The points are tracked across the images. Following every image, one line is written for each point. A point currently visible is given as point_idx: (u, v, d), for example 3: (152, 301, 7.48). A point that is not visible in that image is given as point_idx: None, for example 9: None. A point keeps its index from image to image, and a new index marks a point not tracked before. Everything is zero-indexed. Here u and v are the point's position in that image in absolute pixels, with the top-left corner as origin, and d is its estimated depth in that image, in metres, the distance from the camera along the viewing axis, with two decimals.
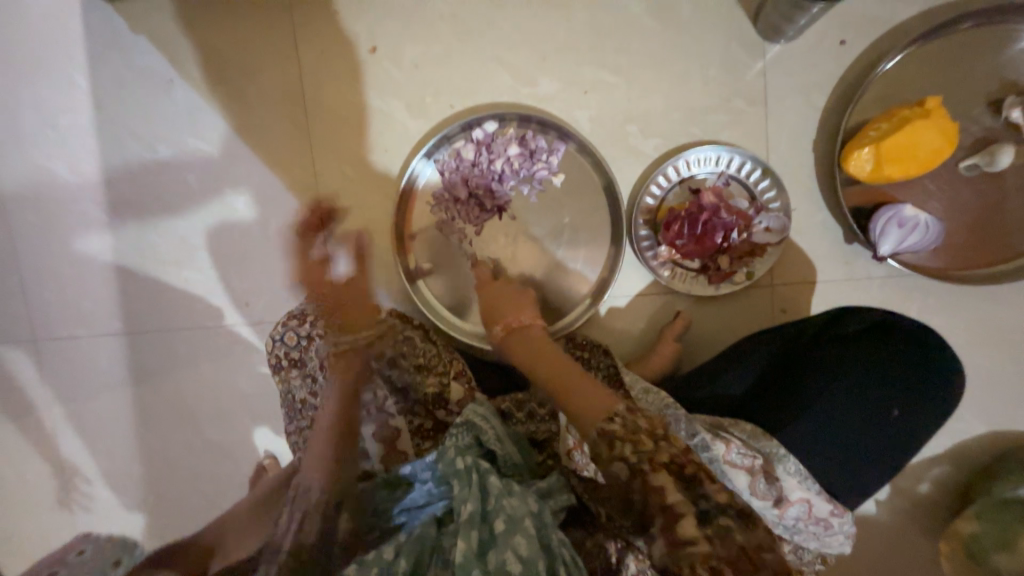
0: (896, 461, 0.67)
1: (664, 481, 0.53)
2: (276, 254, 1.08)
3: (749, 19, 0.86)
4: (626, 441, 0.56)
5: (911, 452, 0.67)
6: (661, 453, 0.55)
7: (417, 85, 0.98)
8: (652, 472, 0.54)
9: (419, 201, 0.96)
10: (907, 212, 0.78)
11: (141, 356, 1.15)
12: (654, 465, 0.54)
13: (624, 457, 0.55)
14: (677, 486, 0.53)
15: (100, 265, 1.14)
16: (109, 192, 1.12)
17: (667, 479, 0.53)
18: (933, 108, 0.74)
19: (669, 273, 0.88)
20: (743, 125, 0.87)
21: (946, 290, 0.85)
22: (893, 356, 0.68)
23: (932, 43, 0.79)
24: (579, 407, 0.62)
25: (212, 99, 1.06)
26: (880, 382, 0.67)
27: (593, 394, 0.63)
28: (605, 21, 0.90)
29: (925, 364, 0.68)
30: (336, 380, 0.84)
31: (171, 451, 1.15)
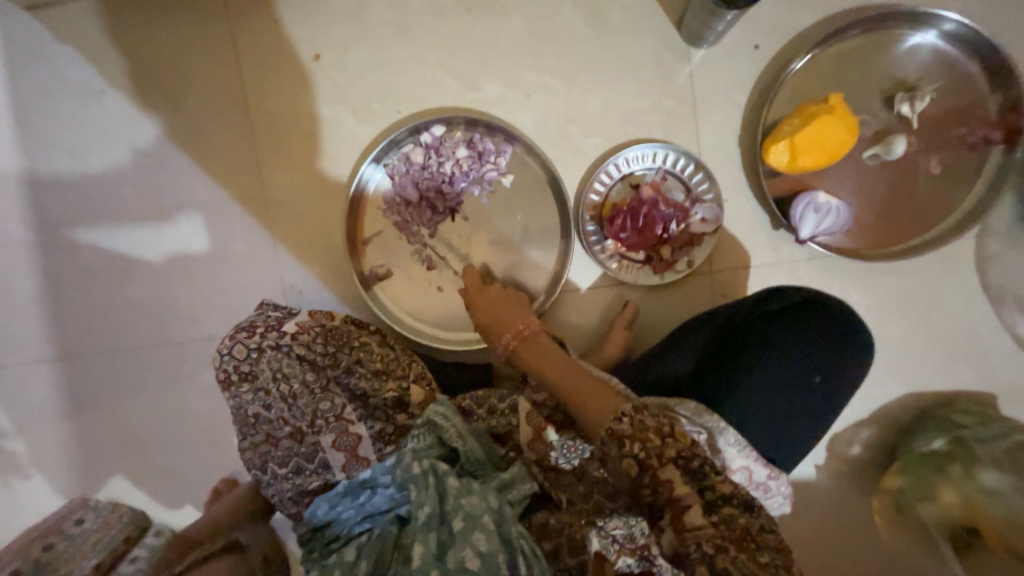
0: (819, 417, 0.77)
1: (673, 475, 0.59)
2: (223, 266, 1.05)
3: (674, 26, 0.93)
4: (635, 439, 0.60)
5: (832, 409, 0.77)
6: (669, 449, 0.60)
7: (363, 91, 0.99)
8: (661, 467, 0.59)
9: (371, 206, 0.96)
10: (821, 199, 0.86)
11: (78, 382, 1.08)
12: (662, 460, 0.59)
13: (634, 454, 0.60)
14: (683, 479, 0.59)
15: (26, 288, 1.07)
16: (35, 210, 1.05)
17: (676, 473, 0.59)
18: (836, 104, 0.83)
19: (617, 264, 0.93)
20: (675, 124, 0.94)
21: (861, 267, 0.93)
22: (819, 333, 0.76)
23: (832, 47, 0.88)
24: (588, 407, 0.68)
25: (148, 110, 1.02)
26: (805, 353, 0.76)
27: (600, 394, 0.69)
28: (543, 29, 0.95)
29: (839, 334, 0.76)
30: (290, 391, 0.81)
31: (116, 481, 1.09)
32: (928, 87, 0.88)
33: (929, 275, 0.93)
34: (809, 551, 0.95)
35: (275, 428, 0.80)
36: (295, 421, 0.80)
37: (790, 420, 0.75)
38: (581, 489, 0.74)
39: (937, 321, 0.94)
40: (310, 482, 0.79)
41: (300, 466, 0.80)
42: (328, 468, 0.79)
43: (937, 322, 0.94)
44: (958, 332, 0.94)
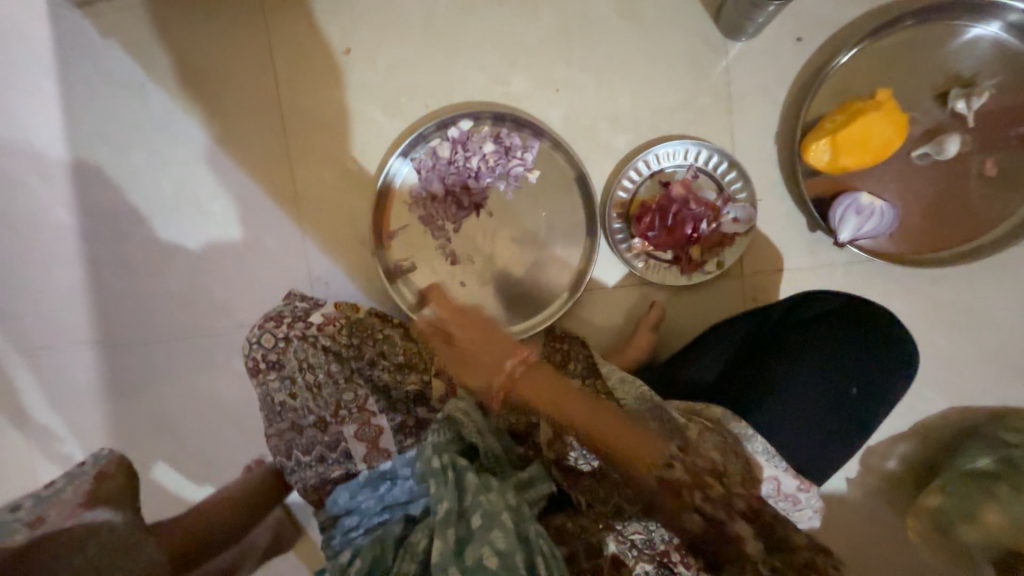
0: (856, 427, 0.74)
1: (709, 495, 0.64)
2: (253, 257, 1.08)
3: (711, 18, 0.89)
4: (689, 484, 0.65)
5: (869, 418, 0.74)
6: (735, 498, 0.64)
7: (392, 86, 0.99)
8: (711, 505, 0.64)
9: (397, 200, 0.97)
10: (864, 200, 0.81)
11: (116, 365, 1.13)
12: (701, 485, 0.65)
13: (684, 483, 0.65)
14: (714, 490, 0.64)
15: (71, 273, 1.12)
16: (80, 199, 1.10)
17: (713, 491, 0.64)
18: (883, 101, 0.78)
19: (643, 264, 0.91)
20: (709, 120, 0.91)
21: (904, 273, 0.89)
22: (856, 337, 0.74)
23: (880, 39, 0.83)
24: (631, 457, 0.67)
25: (186, 103, 1.06)
26: (846, 369, 0.73)
27: (636, 438, 0.68)
28: (575, 22, 0.93)
29: (883, 349, 0.73)
30: (314, 380, 0.83)
31: (149, 460, 1.13)
32: (987, 82, 0.82)
33: (980, 284, 0.88)
34: None
35: (301, 416, 0.83)
36: (320, 410, 0.82)
37: (826, 429, 0.72)
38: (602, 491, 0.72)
39: (987, 333, 0.88)
40: (332, 472, 0.80)
41: (323, 456, 0.81)
42: (350, 459, 0.80)
43: (987, 334, 0.88)
44: (1010, 344, 0.88)
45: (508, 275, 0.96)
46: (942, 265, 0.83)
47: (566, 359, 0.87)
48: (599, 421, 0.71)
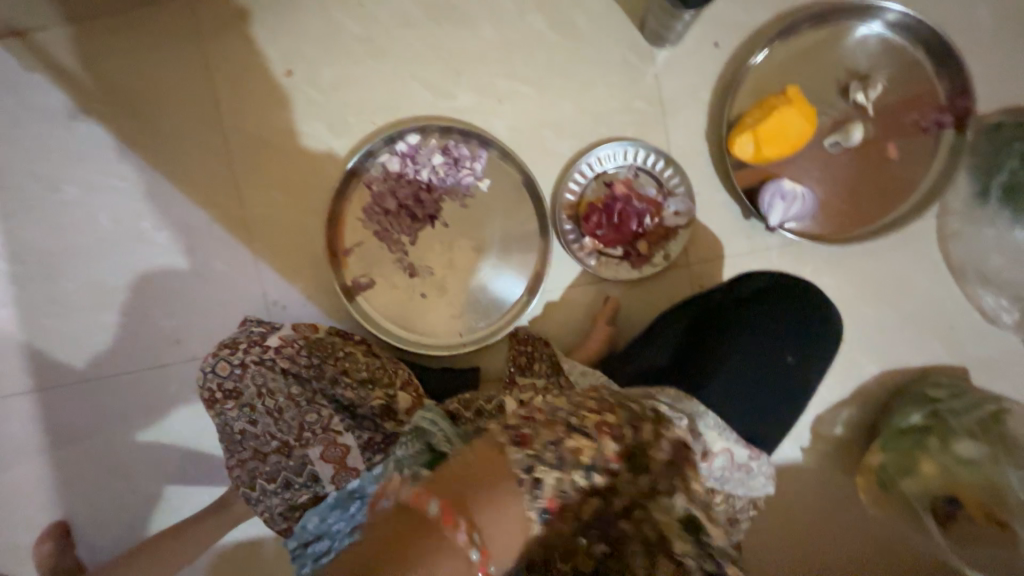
0: (798, 394, 0.80)
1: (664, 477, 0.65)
2: (203, 286, 1.04)
3: (638, 28, 0.96)
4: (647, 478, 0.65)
5: (810, 385, 0.80)
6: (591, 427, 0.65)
7: (338, 105, 1.00)
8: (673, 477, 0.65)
9: (350, 217, 0.97)
10: (787, 186, 0.88)
11: (57, 412, 1.06)
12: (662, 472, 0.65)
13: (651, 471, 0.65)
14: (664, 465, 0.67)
15: (1, 319, 1.05)
16: (6, 239, 1.04)
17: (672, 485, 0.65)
18: (793, 96, 0.86)
19: (595, 261, 0.94)
20: (644, 122, 0.96)
21: (831, 251, 0.96)
22: (790, 311, 0.80)
23: (786, 42, 0.92)
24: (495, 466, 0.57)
25: (120, 133, 1.02)
26: (784, 345, 0.79)
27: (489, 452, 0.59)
28: (512, 36, 0.97)
29: (813, 324, 0.80)
30: (275, 404, 0.81)
31: (100, 512, 1.06)
32: (881, 75, 0.92)
33: (896, 256, 0.97)
34: (800, 534, 0.96)
35: (262, 443, 0.80)
36: (282, 435, 0.80)
37: (771, 398, 0.78)
38: None
39: (907, 300, 0.97)
40: (300, 497, 0.79)
41: (290, 481, 0.79)
42: (317, 481, 0.79)
43: (907, 301, 0.97)
44: (927, 309, 0.97)
45: (467, 282, 0.98)
46: (862, 240, 0.91)
47: (531, 360, 0.89)
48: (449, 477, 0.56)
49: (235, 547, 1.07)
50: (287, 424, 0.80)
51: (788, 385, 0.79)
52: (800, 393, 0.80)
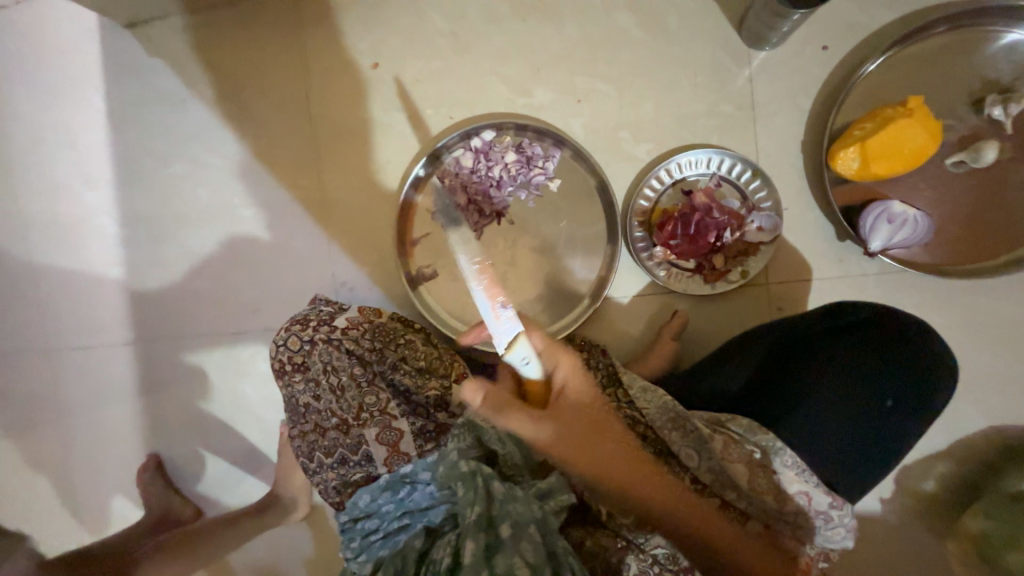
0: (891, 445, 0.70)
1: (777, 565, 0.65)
2: (281, 264, 1.11)
3: (735, 27, 0.89)
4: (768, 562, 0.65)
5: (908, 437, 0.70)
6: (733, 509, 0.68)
7: (418, 98, 1.02)
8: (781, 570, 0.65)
9: (420, 209, 1.00)
10: (896, 208, 0.79)
11: (150, 365, 1.18)
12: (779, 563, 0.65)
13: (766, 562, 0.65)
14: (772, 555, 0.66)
15: (112, 277, 1.18)
16: (122, 206, 1.16)
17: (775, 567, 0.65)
18: (915, 107, 0.76)
19: (665, 272, 0.90)
20: (732, 128, 0.90)
21: (940, 283, 0.86)
22: (890, 350, 0.71)
23: (910, 46, 0.82)
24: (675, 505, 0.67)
25: (223, 116, 1.11)
26: (880, 384, 0.70)
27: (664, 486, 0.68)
28: (596, 34, 0.94)
29: (921, 365, 0.70)
30: (338, 383, 0.85)
31: (177, 460, 1.18)
32: None
33: (1020, 297, 0.84)
34: None
35: (323, 418, 0.84)
36: (342, 413, 0.83)
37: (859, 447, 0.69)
38: None
39: None
40: (353, 475, 0.82)
41: (345, 458, 0.83)
42: (370, 462, 0.81)
43: None
44: None
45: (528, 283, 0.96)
46: (978, 275, 0.80)
47: None
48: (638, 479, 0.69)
49: None
50: (347, 404, 0.84)
51: (882, 432, 0.70)
52: (895, 443, 0.70)
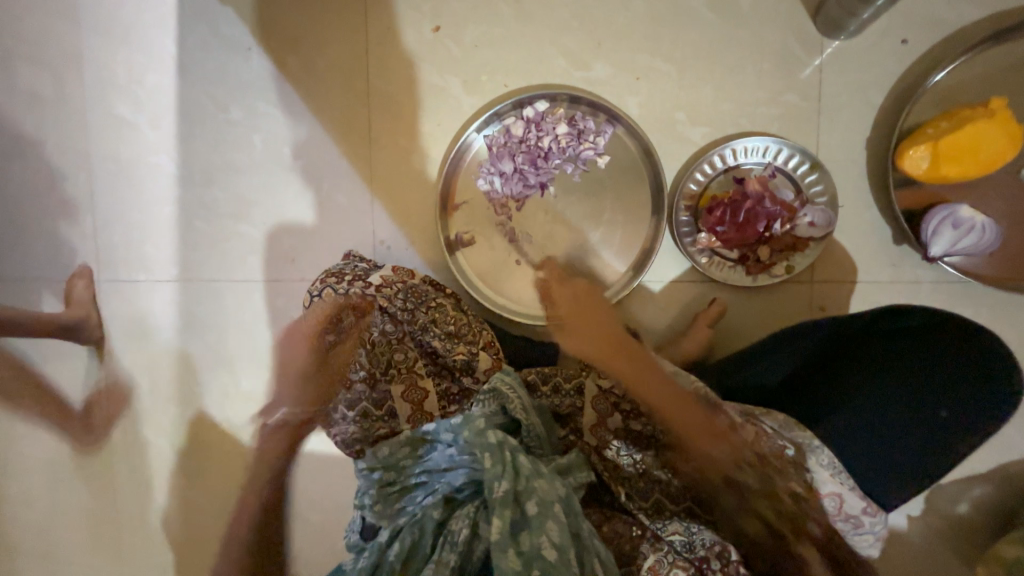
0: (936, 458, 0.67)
1: (758, 496, 0.63)
2: (324, 216, 1.14)
3: (811, 14, 0.86)
4: (734, 456, 0.65)
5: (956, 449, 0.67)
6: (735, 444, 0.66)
7: (475, 64, 1.03)
8: (757, 489, 0.63)
9: (464, 174, 1.00)
10: (964, 213, 0.75)
11: (190, 303, 1.23)
12: (760, 482, 0.63)
13: (734, 471, 0.64)
14: (765, 500, 0.63)
15: (163, 215, 1.23)
16: (180, 148, 1.21)
17: (761, 495, 0.63)
18: (997, 109, 0.72)
19: (706, 260, 0.89)
20: (794, 119, 0.87)
21: (998, 300, 0.82)
22: (954, 365, 0.67)
23: (1001, 45, 0.77)
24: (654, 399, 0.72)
25: (284, 68, 1.14)
26: (934, 406, 0.66)
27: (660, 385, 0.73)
28: (664, 11, 0.92)
29: (980, 390, 0.67)
30: (369, 337, 0.88)
31: (209, 396, 1.23)
32: None
33: None
34: None
35: (351, 369, 0.88)
36: (370, 367, 0.87)
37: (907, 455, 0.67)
38: (640, 485, 0.74)
39: None
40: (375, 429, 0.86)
41: (367, 411, 0.86)
42: (394, 417, 0.86)
43: None
44: None
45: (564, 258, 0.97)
46: None
47: None
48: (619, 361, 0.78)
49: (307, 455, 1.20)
50: (376, 360, 0.87)
51: (923, 452, 0.67)
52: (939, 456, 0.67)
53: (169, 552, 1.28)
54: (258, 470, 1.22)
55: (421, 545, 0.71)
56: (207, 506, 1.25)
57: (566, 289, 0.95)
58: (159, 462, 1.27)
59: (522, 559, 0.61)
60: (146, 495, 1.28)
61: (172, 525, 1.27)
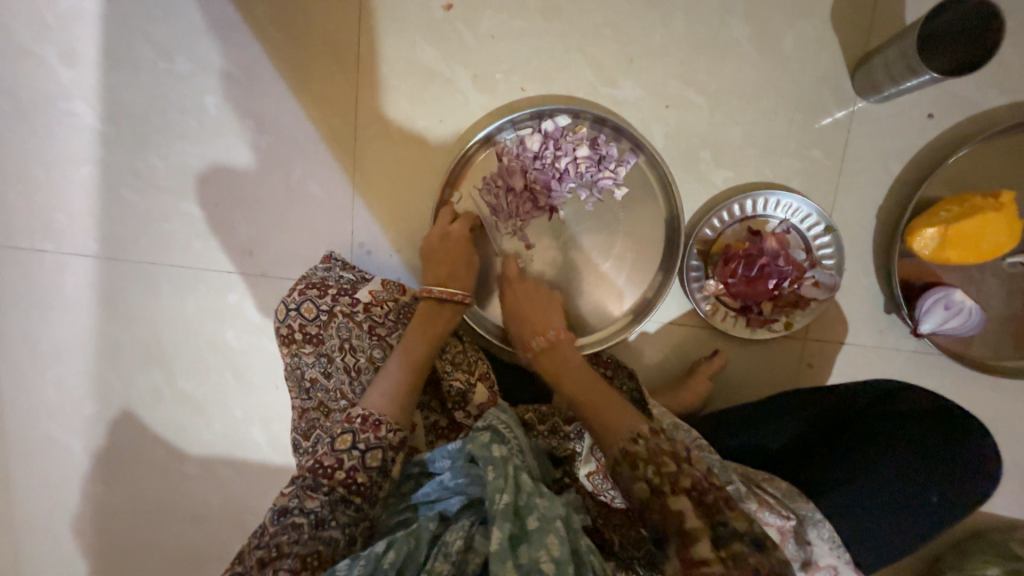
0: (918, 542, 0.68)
1: (684, 507, 0.55)
2: (294, 207, 0.98)
3: (848, 70, 0.84)
4: (650, 462, 0.58)
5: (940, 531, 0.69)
6: (685, 479, 0.57)
7: (490, 57, 0.90)
8: (672, 495, 0.56)
9: (468, 182, 0.89)
10: (957, 296, 0.79)
11: (114, 287, 1.03)
12: (675, 488, 0.56)
13: (648, 478, 0.58)
14: (693, 510, 0.55)
15: (81, 176, 1.00)
16: (106, 96, 0.97)
17: (688, 505, 0.55)
18: (1006, 203, 0.75)
19: (710, 307, 0.88)
20: (815, 176, 0.86)
21: (964, 373, 0.88)
22: (944, 447, 0.68)
23: (1010, 137, 0.80)
24: (606, 427, 0.65)
25: (251, 17, 0.93)
26: (929, 485, 0.67)
27: (621, 412, 0.66)
28: (705, 38, 0.85)
29: (971, 472, 0.68)
30: (354, 364, 0.80)
31: (136, 397, 1.06)
32: None
33: None
34: None
35: (331, 398, 0.81)
36: (354, 397, 0.79)
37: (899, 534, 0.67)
38: (633, 535, 0.72)
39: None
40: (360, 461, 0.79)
41: None
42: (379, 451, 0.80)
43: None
44: None
45: (568, 289, 0.89)
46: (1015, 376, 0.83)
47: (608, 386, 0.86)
48: (572, 374, 0.74)
49: (256, 467, 1.08)
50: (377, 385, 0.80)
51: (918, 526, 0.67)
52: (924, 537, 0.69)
53: (84, 564, 1.13)
54: (197, 480, 1.09)
55: (412, 560, 0.60)
56: (132, 516, 1.10)
57: (521, 286, 0.85)
58: (72, 465, 1.10)
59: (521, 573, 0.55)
60: (58, 499, 1.11)
61: (87, 536, 1.12)
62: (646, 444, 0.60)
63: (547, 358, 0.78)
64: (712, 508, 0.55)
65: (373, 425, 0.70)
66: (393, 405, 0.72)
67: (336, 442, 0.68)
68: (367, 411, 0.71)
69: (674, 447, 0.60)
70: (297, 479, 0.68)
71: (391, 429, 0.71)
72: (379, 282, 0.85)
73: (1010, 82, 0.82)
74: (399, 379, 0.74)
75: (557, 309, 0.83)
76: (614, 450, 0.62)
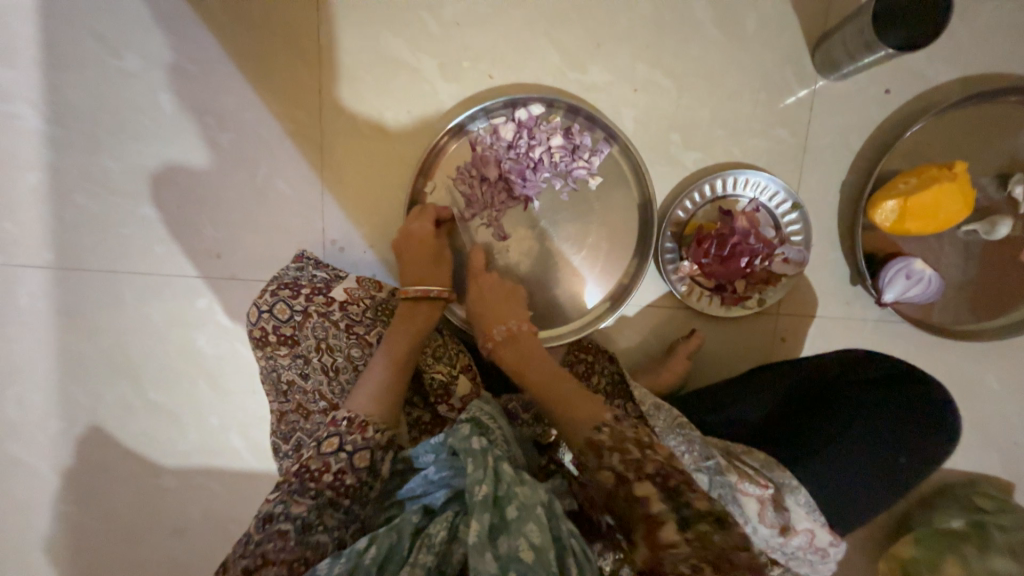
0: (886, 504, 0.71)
1: (648, 491, 0.56)
2: (261, 206, 0.95)
3: (808, 49, 0.86)
4: (615, 450, 0.60)
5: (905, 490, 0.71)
6: (648, 464, 0.58)
7: (456, 45, 0.88)
8: (636, 481, 0.57)
9: (441, 173, 0.88)
10: (917, 266, 0.82)
11: (72, 297, 0.98)
12: (640, 474, 0.57)
13: (613, 466, 0.59)
14: (658, 495, 0.56)
15: (27, 182, 0.94)
16: (50, 95, 0.92)
17: (653, 489, 0.56)
18: (959, 173, 0.77)
19: (686, 288, 0.89)
20: (781, 155, 0.88)
21: (924, 339, 0.92)
22: (905, 406, 0.72)
23: (961, 111, 0.83)
24: (570, 417, 0.65)
25: (202, 8, 0.89)
26: (892, 446, 0.70)
27: (586, 401, 0.67)
28: (669, 19, 0.85)
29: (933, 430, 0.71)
30: (332, 364, 0.79)
31: (105, 410, 1.02)
32: None
33: (985, 360, 0.92)
34: None
35: (309, 399, 0.80)
36: (334, 398, 0.79)
37: (868, 499, 0.69)
38: None
39: (982, 406, 0.94)
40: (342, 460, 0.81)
41: None
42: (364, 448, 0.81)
43: (981, 407, 0.94)
44: (997, 418, 0.94)
45: (546, 278, 0.89)
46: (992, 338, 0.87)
47: (590, 372, 0.87)
48: (534, 368, 0.73)
49: (238, 474, 1.06)
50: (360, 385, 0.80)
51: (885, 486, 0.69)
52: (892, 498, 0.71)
53: None
54: (175, 492, 1.06)
55: (397, 554, 0.59)
56: (108, 533, 1.07)
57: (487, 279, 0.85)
58: (41, 486, 1.05)
59: (499, 565, 0.55)
60: (27, 521, 1.06)
61: (63, 557, 1.08)
62: (611, 434, 0.61)
63: (508, 349, 0.77)
64: (671, 489, 0.56)
65: (359, 427, 0.70)
66: (377, 405, 0.72)
67: (323, 445, 0.68)
68: (353, 413, 0.71)
69: (639, 434, 0.62)
70: (281, 484, 0.67)
71: (378, 429, 0.70)
72: (353, 280, 0.82)
73: (959, 58, 0.85)
74: (381, 378, 0.74)
75: (520, 299, 0.84)
76: (578, 440, 0.64)
